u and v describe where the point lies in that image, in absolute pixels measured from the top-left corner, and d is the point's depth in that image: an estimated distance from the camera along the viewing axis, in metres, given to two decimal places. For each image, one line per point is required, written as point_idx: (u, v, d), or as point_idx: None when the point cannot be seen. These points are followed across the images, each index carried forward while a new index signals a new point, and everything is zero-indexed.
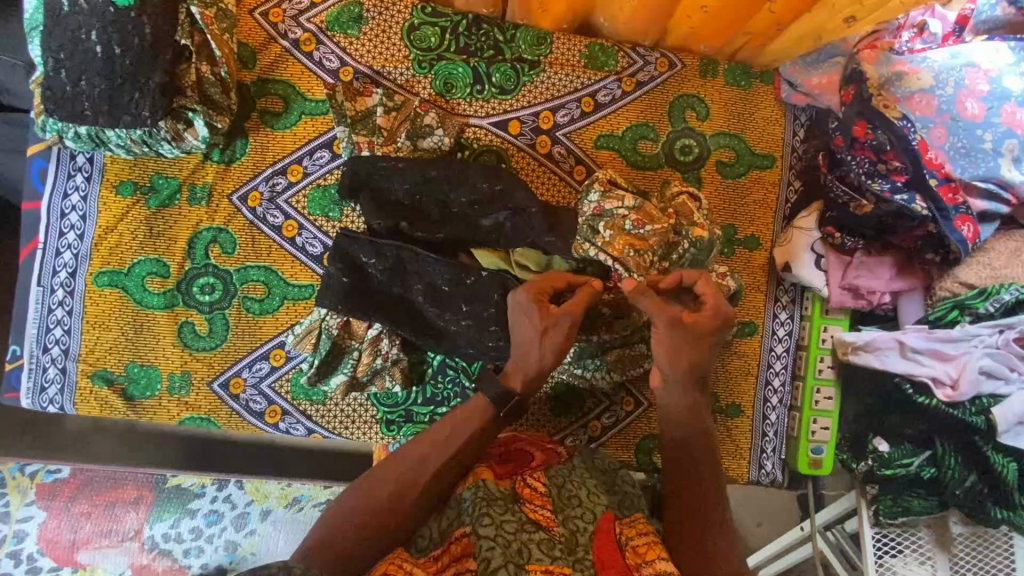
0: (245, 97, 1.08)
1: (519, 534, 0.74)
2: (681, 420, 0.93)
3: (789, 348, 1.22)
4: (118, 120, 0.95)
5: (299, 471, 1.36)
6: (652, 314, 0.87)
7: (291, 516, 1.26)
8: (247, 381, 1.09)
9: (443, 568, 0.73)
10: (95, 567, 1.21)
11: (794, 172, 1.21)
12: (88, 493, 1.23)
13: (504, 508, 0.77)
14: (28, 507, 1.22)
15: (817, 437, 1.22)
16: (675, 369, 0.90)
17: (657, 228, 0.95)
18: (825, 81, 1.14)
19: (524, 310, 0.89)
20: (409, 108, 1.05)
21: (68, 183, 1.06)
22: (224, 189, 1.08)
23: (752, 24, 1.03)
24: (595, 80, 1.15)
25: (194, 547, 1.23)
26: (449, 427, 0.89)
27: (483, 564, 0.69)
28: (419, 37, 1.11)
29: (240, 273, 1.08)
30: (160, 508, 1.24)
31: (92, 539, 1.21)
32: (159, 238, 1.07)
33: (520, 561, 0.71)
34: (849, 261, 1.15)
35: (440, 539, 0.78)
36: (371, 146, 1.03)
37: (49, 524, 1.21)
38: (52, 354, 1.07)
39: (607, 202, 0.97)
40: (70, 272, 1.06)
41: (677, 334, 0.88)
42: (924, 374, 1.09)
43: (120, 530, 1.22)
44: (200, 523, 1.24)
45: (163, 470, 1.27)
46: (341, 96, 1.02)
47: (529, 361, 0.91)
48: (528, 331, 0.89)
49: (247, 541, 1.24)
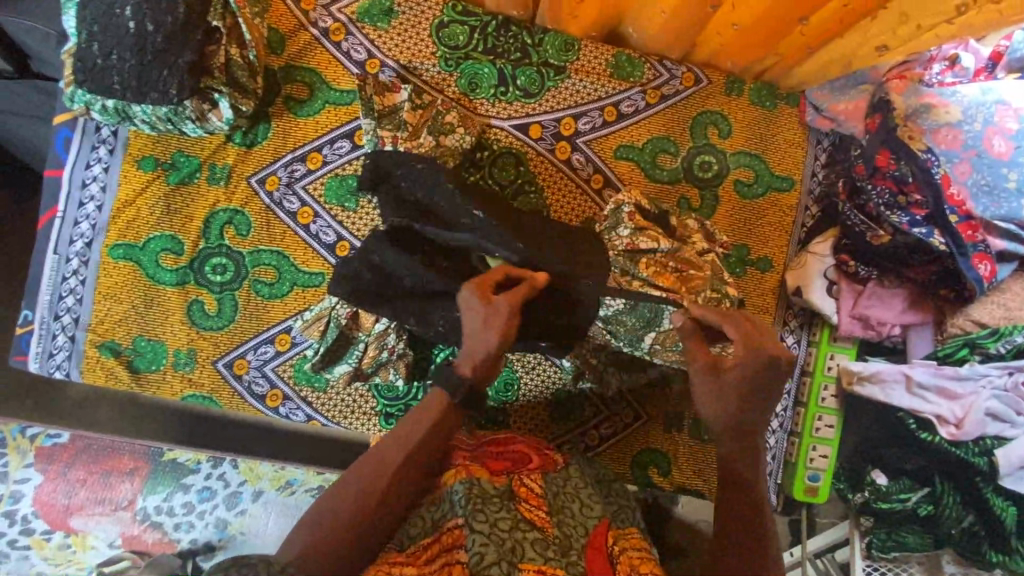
0: (271, 82, 1.09)
1: (513, 532, 0.76)
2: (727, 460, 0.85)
3: (793, 373, 1.20)
4: (145, 96, 0.97)
5: (295, 455, 1.36)
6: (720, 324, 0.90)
7: (284, 500, 1.28)
8: (251, 363, 1.10)
9: (432, 558, 0.76)
10: (87, 533, 1.22)
11: (812, 197, 1.20)
12: (85, 461, 1.25)
13: (500, 506, 0.80)
14: (26, 469, 1.23)
15: (814, 465, 1.19)
16: (717, 406, 0.86)
17: (693, 270, 1.02)
18: (852, 108, 1.13)
19: (468, 301, 0.87)
20: (434, 107, 1.05)
21: (92, 154, 1.07)
22: (243, 171, 1.09)
23: (783, 45, 1.03)
24: (619, 91, 1.15)
25: (185, 522, 1.24)
26: (417, 425, 0.82)
27: (476, 559, 0.72)
28: (448, 35, 1.11)
29: (252, 257, 1.09)
30: (154, 481, 1.26)
31: (86, 506, 1.23)
32: (176, 216, 1.08)
33: (513, 560, 0.73)
34: (861, 290, 1.14)
35: (432, 528, 0.80)
36: (394, 141, 1.02)
37: (45, 488, 1.23)
38: (63, 322, 1.08)
39: (642, 242, 1.01)
40: (87, 242, 1.07)
41: (718, 379, 0.87)
42: (929, 411, 1.10)
43: (113, 498, 1.23)
44: (193, 498, 1.25)
45: (160, 443, 1.29)
46: (370, 89, 1.02)
47: (476, 352, 0.86)
48: (472, 324, 0.87)
49: (237, 520, 1.26)
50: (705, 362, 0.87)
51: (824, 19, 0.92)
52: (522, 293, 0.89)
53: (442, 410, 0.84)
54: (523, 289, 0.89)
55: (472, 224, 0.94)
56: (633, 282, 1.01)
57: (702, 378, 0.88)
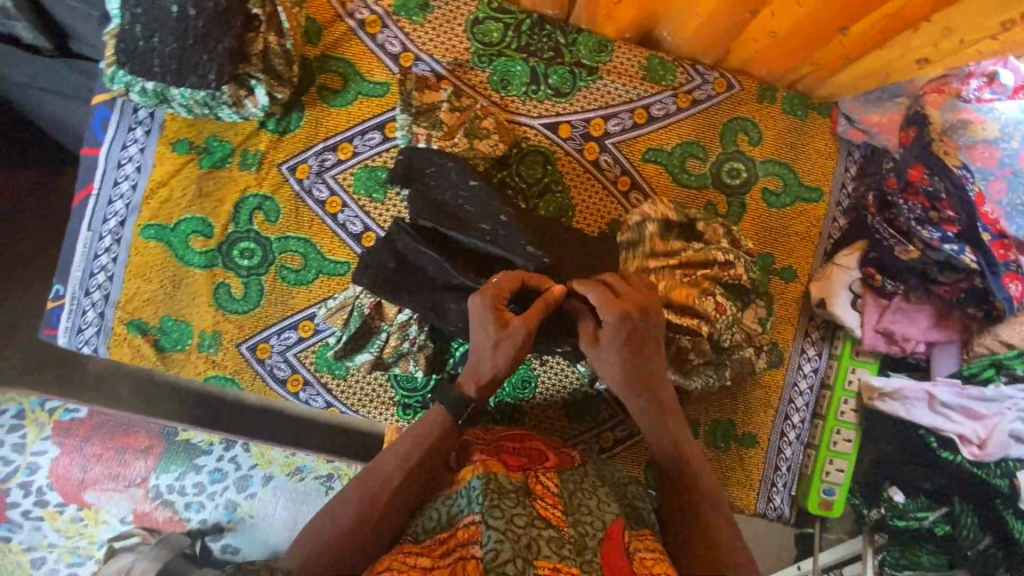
0: (306, 71, 1.10)
1: (529, 529, 0.76)
2: (659, 446, 0.92)
3: (812, 385, 1.19)
4: (185, 80, 0.99)
5: (310, 445, 1.39)
6: (602, 301, 0.88)
7: (292, 485, 1.29)
8: (274, 347, 1.11)
9: (448, 552, 0.77)
10: (100, 508, 1.24)
11: (841, 209, 1.19)
12: (102, 435, 1.27)
13: (516, 501, 0.80)
14: (43, 442, 1.26)
15: (830, 478, 1.18)
16: (610, 373, 0.91)
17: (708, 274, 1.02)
18: (887, 120, 1.12)
19: (481, 315, 0.87)
20: (472, 111, 1.07)
21: (128, 135, 1.08)
22: (275, 158, 1.10)
23: (818, 55, 1.03)
24: (650, 93, 1.15)
25: (195, 502, 1.26)
26: (411, 440, 0.90)
27: (490, 555, 0.71)
28: (482, 31, 1.12)
29: (280, 243, 1.10)
30: (168, 459, 1.28)
31: (101, 480, 1.25)
32: (208, 199, 1.09)
33: (529, 556, 0.72)
34: (887, 304, 1.13)
35: (448, 523, 0.82)
36: (428, 138, 1.04)
37: (61, 461, 1.25)
38: (93, 298, 1.10)
39: (652, 263, 1.01)
40: (120, 221, 1.09)
41: (601, 351, 0.90)
42: (951, 430, 1.09)
43: (127, 475, 1.25)
44: (204, 479, 1.27)
45: (175, 424, 1.31)
46: (411, 85, 1.06)
47: (482, 368, 0.88)
48: (484, 342, 0.87)
49: (246, 503, 1.27)
50: (586, 337, 0.91)
51: (864, 30, 0.92)
52: (537, 311, 0.87)
53: (444, 419, 0.91)
54: (538, 308, 0.87)
55: (492, 228, 0.95)
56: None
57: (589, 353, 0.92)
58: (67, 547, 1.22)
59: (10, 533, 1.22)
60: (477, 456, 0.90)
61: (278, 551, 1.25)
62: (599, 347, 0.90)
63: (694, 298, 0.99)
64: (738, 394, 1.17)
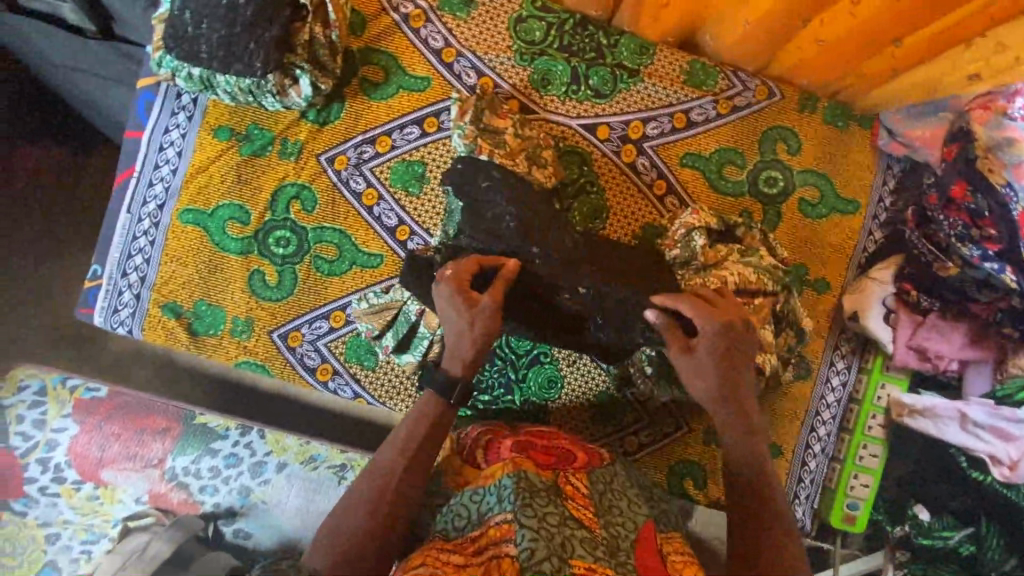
0: (349, 63, 1.10)
1: (562, 528, 0.76)
2: (742, 458, 0.86)
3: (840, 399, 1.18)
4: (230, 67, 0.99)
5: (320, 433, 1.40)
6: (698, 311, 0.88)
7: (306, 474, 1.29)
8: (305, 336, 1.12)
9: (481, 550, 0.77)
10: (116, 487, 1.25)
11: (877, 222, 1.18)
12: (122, 416, 1.29)
13: (548, 500, 0.79)
14: (63, 420, 1.27)
15: (854, 493, 1.17)
16: (698, 383, 0.89)
17: (762, 303, 1.03)
18: (930, 135, 1.10)
19: (449, 300, 0.89)
20: (535, 141, 1.07)
21: (171, 120, 1.09)
22: (314, 148, 1.11)
23: (866, 65, 1.02)
24: (690, 98, 1.14)
25: (210, 485, 1.27)
26: (403, 431, 0.88)
27: (525, 554, 0.72)
28: (525, 29, 1.11)
29: (315, 233, 1.11)
30: (185, 442, 1.29)
31: (118, 459, 1.26)
32: (247, 186, 1.10)
33: (563, 555, 0.73)
34: (921, 321, 1.13)
35: (478, 521, 0.81)
36: (491, 154, 1.03)
37: (80, 439, 1.27)
38: (130, 279, 1.11)
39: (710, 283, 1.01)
40: (159, 204, 1.10)
41: (694, 360, 0.88)
42: (981, 450, 1.10)
43: (144, 456, 1.27)
44: (220, 463, 1.28)
45: (193, 408, 1.31)
46: (485, 105, 1.06)
47: (460, 349, 0.90)
48: (457, 324, 0.89)
49: (260, 489, 1.28)
50: (676, 345, 0.89)
51: (917, 42, 0.91)
52: (500, 288, 0.91)
53: (438, 406, 0.90)
54: (500, 284, 0.92)
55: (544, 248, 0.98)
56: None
57: (676, 362, 0.90)
58: (82, 524, 1.24)
59: (26, 507, 1.23)
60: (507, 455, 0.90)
61: (291, 538, 1.26)
62: (692, 355, 0.88)
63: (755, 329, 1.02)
64: (764, 403, 1.16)
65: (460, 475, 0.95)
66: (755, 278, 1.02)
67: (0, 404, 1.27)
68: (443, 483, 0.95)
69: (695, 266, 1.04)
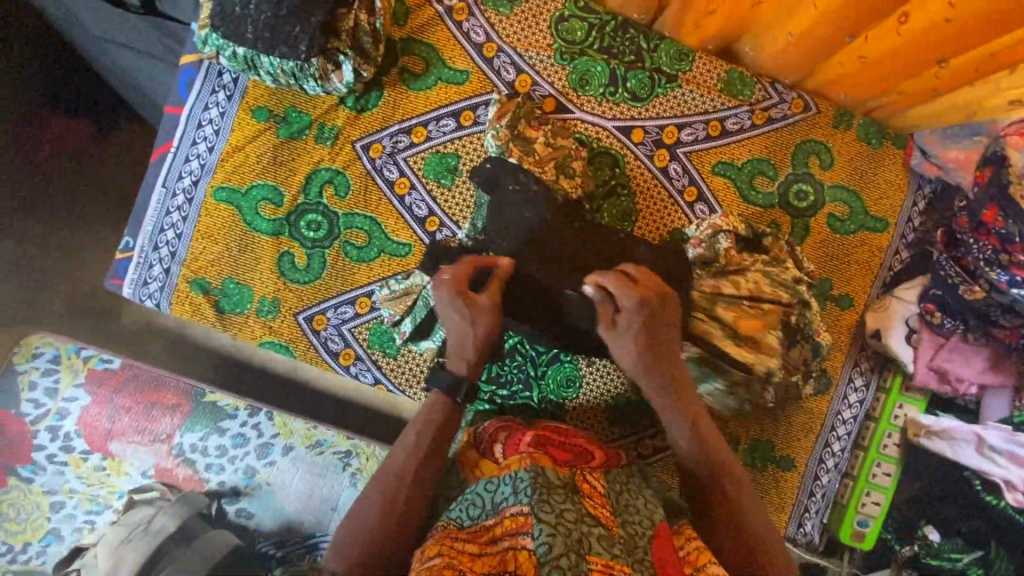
0: (390, 51, 1.11)
1: (579, 525, 0.76)
2: (693, 456, 0.90)
3: (857, 415, 1.18)
4: (275, 49, 1.00)
5: (327, 418, 1.41)
6: (619, 287, 0.94)
7: (312, 458, 1.30)
8: (330, 320, 1.13)
9: (497, 540, 0.77)
10: (123, 459, 1.26)
11: (904, 242, 1.18)
12: (132, 389, 1.30)
13: (564, 497, 0.80)
14: (75, 389, 1.29)
15: (865, 510, 1.17)
16: (628, 357, 0.94)
17: (771, 309, 1.05)
18: (964, 157, 1.09)
19: (450, 303, 0.94)
20: (566, 151, 1.07)
21: (211, 98, 1.10)
22: (350, 135, 1.12)
23: (905, 85, 1.02)
24: (727, 107, 1.14)
25: (216, 464, 1.27)
26: (414, 431, 0.92)
27: (543, 549, 0.72)
28: (566, 28, 1.12)
29: (346, 218, 1.12)
30: (194, 419, 1.30)
31: (127, 432, 1.27)
32: (282, 168, 1.11)
33: (581, 551, 0.73)
34: (942, 343, 1.13)
35: (493, 510, 0.81)
36: (520, 158, 1.03)
37: (91, 410, 1.28)
38: (161, 254, 1.12)
39: (724, 286, 1.05)
40: (194, 180, 1.11)
41: (620, 335, 0.94)
42: (997, 474, 1.12)
43: (153, 430, 1.28)
44: (227, 442, 1.29)
45: (203, 385, 1.33)
46: (524, 111, 1.07)
47: (465, 347, 0.94)
48: (459, 323, 0.94)
49: (265, 470, 1.28)
50: (604, 321, 0.95)
51: (963, 64, 0.91)
52: (497, 286, 0.96)
53: (444, 411, 0.93)
54: (497, 283, 0.97)
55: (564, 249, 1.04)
56: (713, 331, 1.05)
57: (607, 339, 0.96)
58: (87, 494, 1.24)
59: (32, 474, 1.24)
60: (523, 449, 0.90)
61: (292, 521, 1.26)
62: (617, 332, 0.94)
63: (762, 330, 1.05)
64: (780, 415, 1.17)
65: (476, 469, 0.93)
66: (768, 287, 1.05)
67: (15, 369, 1.29)
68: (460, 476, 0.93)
69: (714, 269, 1.06)
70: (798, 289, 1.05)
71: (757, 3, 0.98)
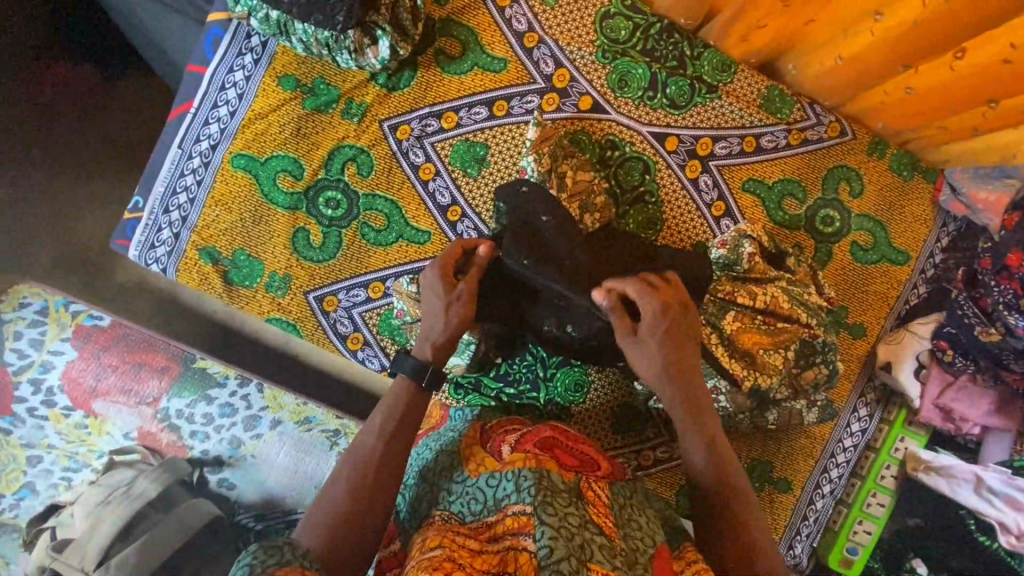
0: (428, 32, 1.07)
1: (582, 530, 0.74)
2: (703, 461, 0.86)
3: (857, 444, 1.18)
4: (310, 16, 0.96)
5: (324, 399, 1.38)
6: (644, 294, 0.90)
7: (298, 434, 1.26)
8: (341, 302, 1.10)
9: (498, 537, 0.75)
10: (106, 419, 1.23)
11: (924, 277, 1.18)
12: (121, 348, 1.26)
13: (568, 501, 0.78)
14: (62, 343, 1.25)
15: (856, 538, 1.19)
16: (646, 365, 0.90)
17: (787, 328, 1.00)
18: (994, 199, 1.07)
19: (432, 283, 0.93)
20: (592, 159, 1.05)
21: (237, 60, 1.06)
22: (378, 113, 1.08)
23: (948, 120, 1.00)
24: (764, 123, 1.12)
25: (201, 432, 1.24)
26: (383, 412, 0.86)
27: (545, 552, 0.69)
28: (610, 26, 1.09)
29: (367, 199, 1.09)
30: (182, 385, 1.26)
31: (113, 391, 1.24)
32: (305, 140, 1.07)
33: (582, 557, 0.70)
34: (951, 381, 1.14)
35: (495, 506, 0.80)
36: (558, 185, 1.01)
37: (77, 365, 1.24)
38: (172, 217, 1.09)
39: (740, 296, 1.00)
40: (212, 144, 1.07)
41: (639, 342, 0.90)
42: (992, 516, 1.13)
43: (140, 392, 1.24)
44: (214, 411, 1.25)
45: (194, 350, 1.29)
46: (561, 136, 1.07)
47: (434, 332, 0.91)
48: (435, 308, 0.92)
49: (251, 442, 1.25)
50: (623, 328, 0.91)
51: (1015, 105, 0.88)
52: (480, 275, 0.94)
53: (412, 396, 0.88)
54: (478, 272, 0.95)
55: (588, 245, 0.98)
56: (711, 335, 1.00)
57: (625, 347, 0.91)
58: (66, 451, 1.20)
59: (11, 426, 1.20)
60: (530, 448, 0.88)
61: (275, 496, 1.22)
62: (637, 337, 0.90)
63: (762, 346, 1.00)
64: (783, 437, 1.17)
65: (480, 464, 0.87)
66: (788, 305, 1.00)
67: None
68: (461, 470, 0.88)
69: (736, 273, 1.03)
70: (821, 314, 1.03)
71: (812, 20, 0.96)
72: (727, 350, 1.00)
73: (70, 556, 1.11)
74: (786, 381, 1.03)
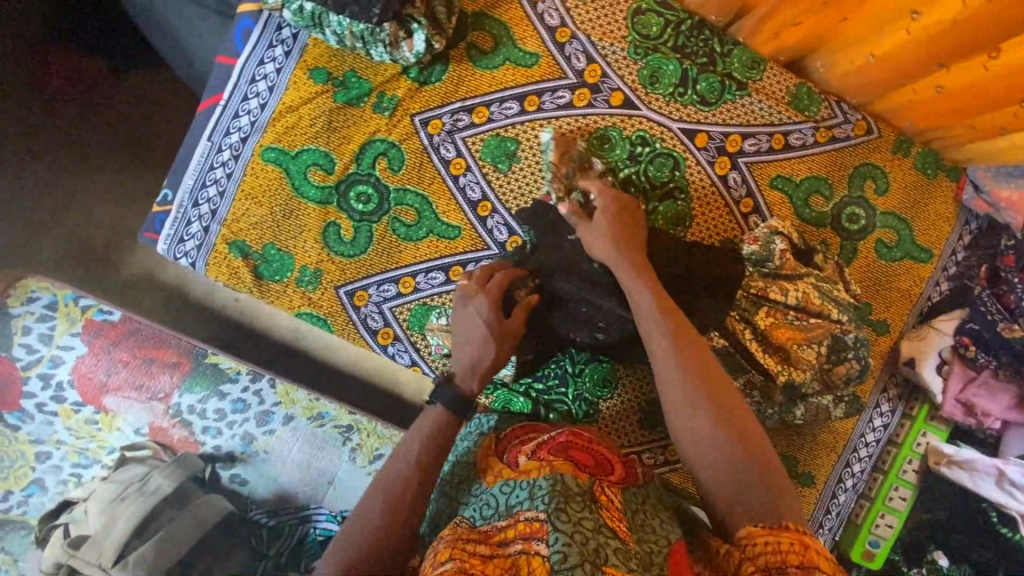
0: (461, 26, 1.07)
1: (597, 534, 0.68)
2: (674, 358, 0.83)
3: (879, 439, 1.20)
4: (345, 8, 0.95)
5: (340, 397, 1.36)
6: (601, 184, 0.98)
7: (312, 430, 1.26)
8: (371, 297, 1.10)
9: (507, 544, 0.70)
10: (117, 414, 1.22)
11: (947, 274, 1.19)
12: (130, 344, 1.24)
13: (583, 505, 0.71)
14: (71, 338, 1.23)
15: (878, 531, 1.20)
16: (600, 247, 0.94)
17: (819, 324, 1.01)
18: (1017, 198, 1.08)
19: (485, 313, 0.90)
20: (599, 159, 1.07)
21: (267, 52, 1.05)
22: (410, 107, 1.07)
23: (978, 118, 1.00)
24: (793, 121, 1.13)
25: (213, 428, 1.23)
26: (420, 441, 0.83)
27: (559, 558, 0.64)
28: (642, 23, 1.09)
29: (398, 193, 1.08)
30: (194, 380, 1.25)
31: (124, 387, 1.23)
32: (336, 133, 1.07)
33: (597, 561, 0.65)
34: (972, 377, 1.16)
35: (507, 513, 0.75)
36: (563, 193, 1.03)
37: (87, 361, 1.23)
38: (200, 211, 1.08)
39: (772, 291, 1.01)
40: (242, 137, 1.07)
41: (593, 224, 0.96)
42: (1015, 507, 1.15)
43: (151, 387, 1.23)
44: (227, 407, 1.24)
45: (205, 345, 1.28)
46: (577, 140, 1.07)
47: (480, 362, 0.88)
48: (484, 335, 0.89)
49: (263, 438, 1.24)
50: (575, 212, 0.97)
51: None
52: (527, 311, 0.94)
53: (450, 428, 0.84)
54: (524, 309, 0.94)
55: None
56: (744, 331, 1.03)
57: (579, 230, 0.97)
58: (75, 447, 1.19)
59: (20, 422, 1.19)
60: (546, 457, 0.84)
61: (287, 491, 1.22)
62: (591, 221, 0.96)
63: (793, 341, 1.01)
64: (808, 432, 1.18)
65: (497, 475, 0.84)
66: (818, 301, 1.00)
67: (8, 312, 1.22)
68: (480, 481, 0.86)
69: (768, 269, 1.02)
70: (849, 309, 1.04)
71: (846, 19, 0.95)
72: (759, 344, 1.02)
73: (86, 552, 1.08)
74: (817, 377, 1.04)
